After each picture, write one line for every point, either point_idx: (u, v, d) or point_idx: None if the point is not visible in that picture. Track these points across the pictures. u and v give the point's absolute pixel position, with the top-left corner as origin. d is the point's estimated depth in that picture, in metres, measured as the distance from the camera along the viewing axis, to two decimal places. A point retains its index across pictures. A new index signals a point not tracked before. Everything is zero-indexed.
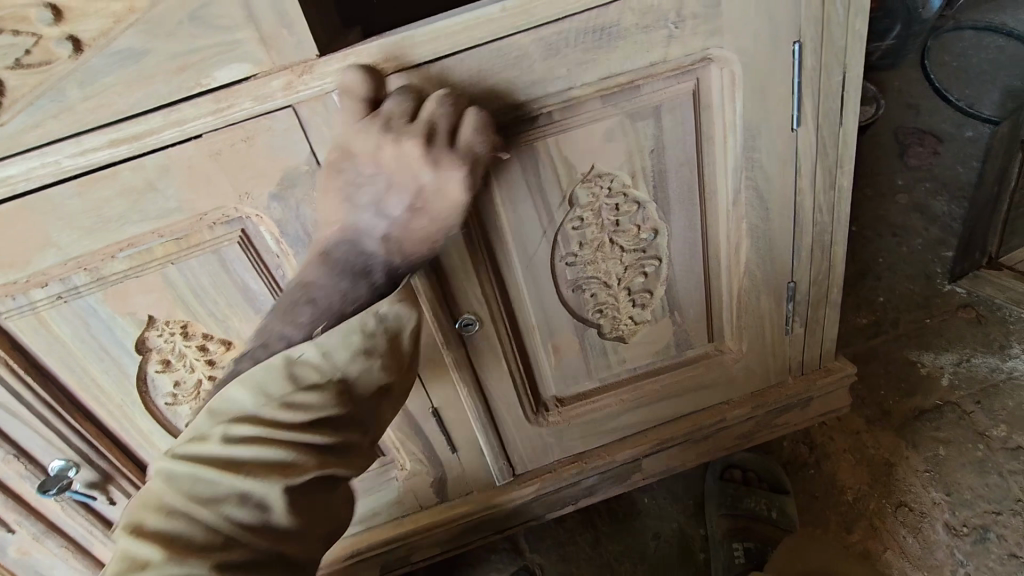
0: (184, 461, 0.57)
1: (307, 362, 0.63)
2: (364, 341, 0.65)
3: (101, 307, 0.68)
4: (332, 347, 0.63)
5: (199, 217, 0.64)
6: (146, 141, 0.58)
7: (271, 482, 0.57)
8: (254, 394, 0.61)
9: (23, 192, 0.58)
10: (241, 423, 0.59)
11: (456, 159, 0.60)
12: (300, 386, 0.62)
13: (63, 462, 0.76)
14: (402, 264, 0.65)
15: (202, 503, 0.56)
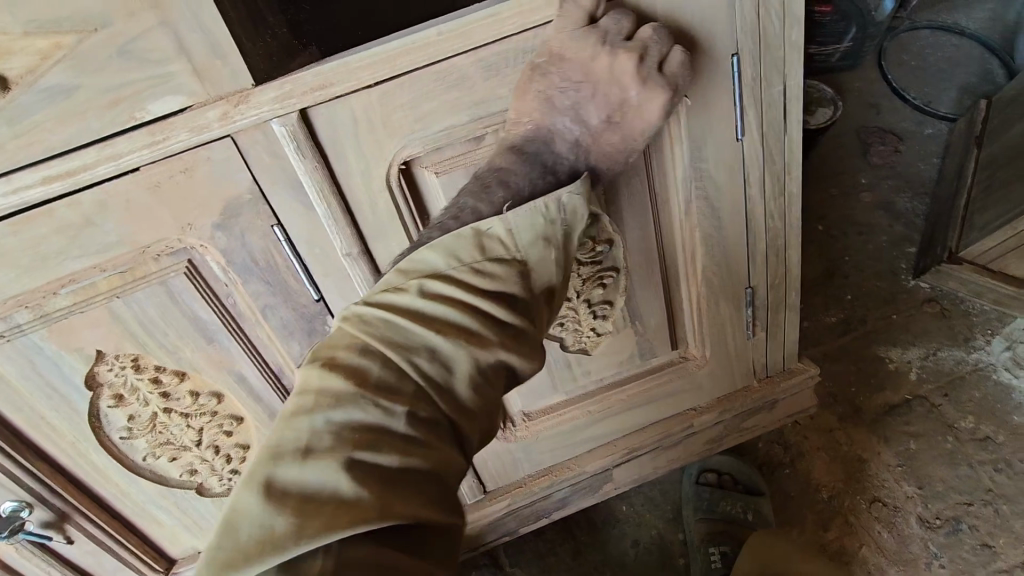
0: (379, 307, 0.53)
1: (497, 237, 0.58)
2: (545, 227, 0.59)
3: (46, 344, 0.66)
4: (519, 227, 0.58)
5: (142, 249, 0.63)
6: (81, 177, 0.57)
7: (457, 346, 0.52)
8: (447, 258, 0.56)
9: None
10: (439, 278, 0.55)
11: (661, 85, 0.63)
12: (488, 256, 0.57)
13: (15, 503, 0.74)
14: (588, 168, 0.66)
15: (394, 347, 0.51)
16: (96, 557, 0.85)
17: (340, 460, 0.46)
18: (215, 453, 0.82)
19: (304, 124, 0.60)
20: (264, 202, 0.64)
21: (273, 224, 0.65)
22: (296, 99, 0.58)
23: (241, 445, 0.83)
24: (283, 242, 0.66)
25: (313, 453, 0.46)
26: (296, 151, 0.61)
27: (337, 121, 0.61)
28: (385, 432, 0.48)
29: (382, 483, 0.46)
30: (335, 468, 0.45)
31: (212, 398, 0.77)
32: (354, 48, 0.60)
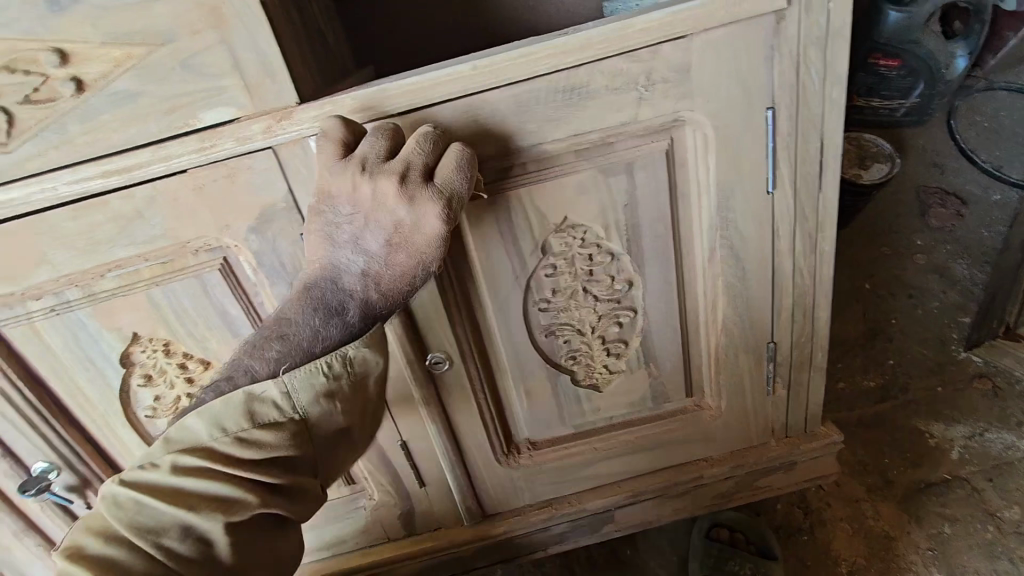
0: (132, 485, 0.57)
1: (301, 392, 0.62)
2: (327, 383, 0.63)
3: (89, 322, 0.72)
4: (297, 389, 0.61)
5: (183, 244, 0.68)
6: (134, 174, 0.63)
7: (210, 521, 0.56)
8: (211, 427, 0.60)
9: (23, 213, 0.63)
10: (192, 453, 0.58)
11: (431, 197, 0.60)
12: (258, 423, 0.60)
13: (46, 464, 0.80)
14: (379, 300, 0.64)
15: (142, 532, 0.55)
16: None
17: None
18: None
19: None
20: (297, 211, 0.68)
21: (303, 232, 0.69)
22: (335, 119, 0.62)
23: None
24: None
25: None
26: None
27: None
28: None
29: None
30: None
31: None
32: (396, 76, 0.64)
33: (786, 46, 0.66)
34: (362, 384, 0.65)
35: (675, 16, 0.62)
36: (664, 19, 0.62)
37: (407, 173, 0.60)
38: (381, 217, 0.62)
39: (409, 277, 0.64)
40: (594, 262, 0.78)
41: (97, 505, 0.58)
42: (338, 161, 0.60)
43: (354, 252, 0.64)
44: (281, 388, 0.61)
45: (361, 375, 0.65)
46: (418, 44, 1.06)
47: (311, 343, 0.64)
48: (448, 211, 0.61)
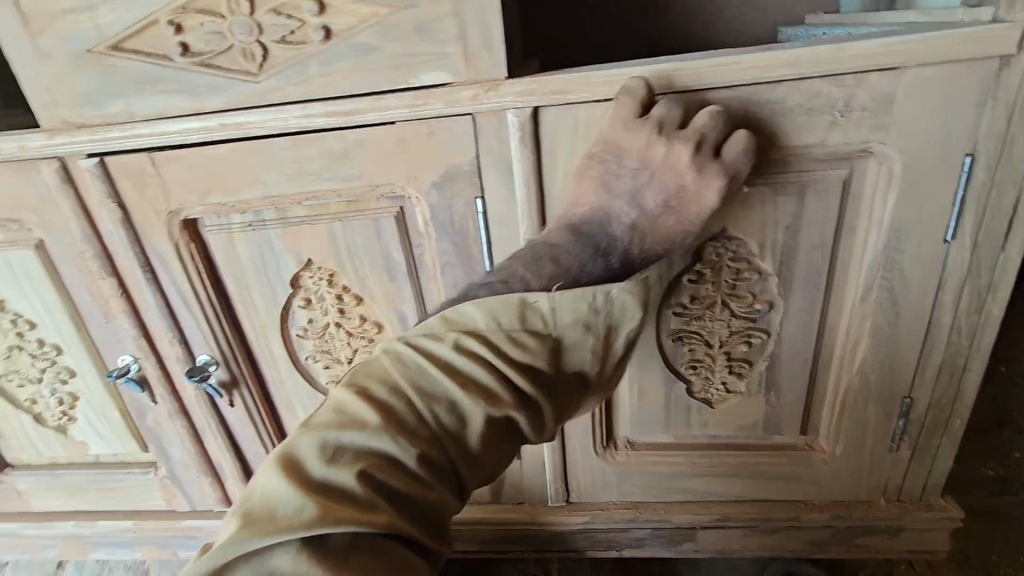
0: (415, 349, 0.55)
1: (540, 312, 0.59)
2: (590, 314, 0.60)
3: (276, 241, 0.82)
4: (564, 307, 0.59)
5: (373, 187, 0.75)
6: (352, 118, 0.70)
7: (475, 405, 0.53)
8: (490, 319, 0.58)
9: (252, 137, 0.73)
10: (474, 337, 0.56)
11: (720, 170, 0.65)
12: (527, 329, 0.58)
13: (208, 357, 0.90)
14: (639, 254, 0.67)
15: (419, 394, 0.53)
16: (245, 426, 0.98)
17: (348, 470, 0.47)
18: None
19: (535, 119, 0.69)
20: (478, 175, 0.73)
21: (478, 196, 0.74)
22: (536, 97, 0.67)
23: None
24: (479, 215, 0.75)
25: (323, 457, 0.49)
26: (521, 141, 0.70)
27: (560, 123, 0.69)
28: (390, 461, 0.49)
29: (384, 500, 0.47)
30: (347, 476, 0.47)
31: (374, 327, 0.88)
32: (598, 67, 0.68)
33: (1004, 94, 0.63)
34: (614, 329, 0.62)
35: (891, 47, 0.62)
36: (877, 48, 0.62)
37: (702, 144, 0.65)
38: (663, 173, 0.67)
39: (671, 237, 0.68)
40: (740, 277, 0.79)
41: (376, 355, 0.57)
42: (633, 119, 0.66)
43: (628, 205, 0.68)
44: (486, 313, 0.58)
45: (578, 311, 0.59)
46: (587, 45, 1.11)
47: (583, 275, 0.63)
48: (729, 185, 0.66)
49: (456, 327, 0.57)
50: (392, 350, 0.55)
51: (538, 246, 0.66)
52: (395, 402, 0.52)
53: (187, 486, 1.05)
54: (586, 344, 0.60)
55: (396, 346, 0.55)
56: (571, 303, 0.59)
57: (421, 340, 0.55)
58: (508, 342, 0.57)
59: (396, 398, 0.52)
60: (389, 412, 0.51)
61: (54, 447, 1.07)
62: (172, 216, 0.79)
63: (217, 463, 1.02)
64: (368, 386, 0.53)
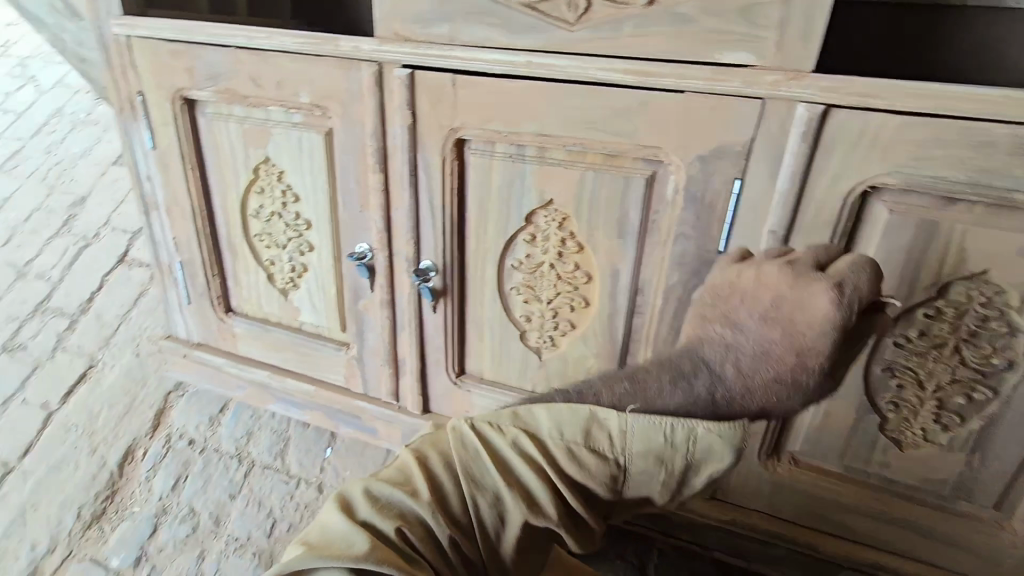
0: (475, 434, 0.53)
1: (609, 430, 0.52)
2: (665, 448, 0.51)
3: (528, 176, 0.90)
4: (634, 433, 0.51)
5: (638, 147, 0.80)
6: (646, 80, 0.75)
7: (516, 509, 0.51)
8: (553, 427, 0.53)
9: (548, 78, 0.81)
10: (532, 442, 0.53)
11: (826, 282, 0.52)
12: (592, 446, 0.52)
13: (430, 264, 1.02)
14: (740, 387, 0.53)
15: (470, 481, 0.51)
16: (436, 333, 1.09)
17: (392, 523, 0.49)
18: (552, 318, 1.00)
19: (826, 116, 0.70)
20: (746, 158, 0.76)
21: (738, 177, 0.77)
22: (837, 96, 0.69)
23: (570, 324, 0.99)
24: (732, 195, 0.78)
25: (374, 507, 0.51)
26: (803, 134, 0.72)
27: (850, 126, 0.70)
28: (430, 530, 0.50)
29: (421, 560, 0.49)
30: (391, 528, 0.49)
31: (584, 277, 0.94)
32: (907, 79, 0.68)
33: None
34: (691, 473, 0.53)
35: None
36: None
37: (799, 260, 0.57)
38: (763, 290, 0.54)
39: (782, 377, 0.52)
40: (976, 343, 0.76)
41: (445, 425, 0.56)
42: (733, 263, 0.62)
43: (727, 334, 0.54)
44: (552, 419, 0.53)
45: (649, 445, 0.51)
46: None
47: (663, 406, 0.52)
48: (843, 299, 0.52)
49: (522, 423, 0.54)
50: (456, 425, 0.54)
51: (615, 372, 0.56)
52: (444, 480, 0.52)
53: (368, 371, 1.19)
54: (656, 478, 0.53)
55: (459, 423, 0.54)
56: (642, 433, 0.51)
57: (482, 425, 0.54)
58: (567, 460, 0.52)
59: (446, 475, 0.52)
60: (435, 487, 0.52)
61: (272, 305, 1.25)
62: (450, 132, 0.90)
63: (400, 358, 1.15)
64: (425, 454, 0.53)
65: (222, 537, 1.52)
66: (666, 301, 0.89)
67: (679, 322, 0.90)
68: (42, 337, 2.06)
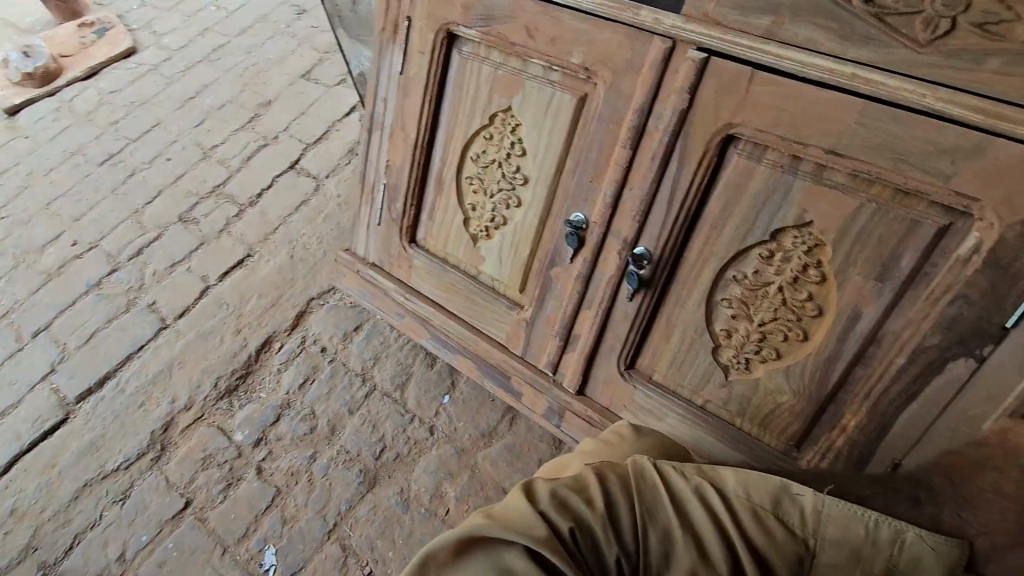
0: (660, 472, 0.66)
1: (799, 509, 0.63)
2: (861, 541, 0.60)
3: (794, 191, 0.85)
4: (827, 515, 0.62)
5: (951, 193, 0.74)
6: (999, 123, 0.69)
7: (688, 543, 0.59)
8: (740, 489, 0.65)
9: (869, 95, 0.76)
10: (716, 493, 0.64)
11: None
12: (780, 517, 0.62)
13: (645, 250, 0.99)
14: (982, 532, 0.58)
15: (646, 509, 0.62)
16: (622, 321, 1.07)
17: (565, 519, 0.58)
18: (757, 343, 0.95)
19: None
20: None
21: None
22: None
23: (778, 353, 0.94)
24: None
25: (551, 500, 0.60)
26: None
27: None
28: (598, 530, 0.59)
29: (578, 564, 0.56)
30: (562, 521, 0.58)
31: (815, 310, 0.88)
32: None
33: None
34: None
35: None
36: None
37: None
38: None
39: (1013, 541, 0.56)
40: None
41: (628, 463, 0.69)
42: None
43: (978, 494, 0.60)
44: (739, 484, 0.65)
45: (846, 532, 0.60)
46: None
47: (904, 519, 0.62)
48: None
49: (705, 479, 0.66)
50: (639, 462, 0.67)
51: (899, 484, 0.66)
52: (620, 499, 0.62)
53: (534, 337, 1.20)
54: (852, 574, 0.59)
55: (644, 462, 0.67)
56: (838, 518, 0.61)
57: (669, 468, 0.66)
58: (754, 519, 0.62)
59: (624, 496, 0.62)
60: (609, 507, 0.61)
61: (458, 247, 1.28)
62: (725, 127, 0.87)
63: (573, 334, 1.14)
64: (605, 477, 0.64)
65: (334, 446, 1.61)
66: (910, 363, 0.82)
67: (916, 387, 0.83)
68: (212, 217, 2.25)
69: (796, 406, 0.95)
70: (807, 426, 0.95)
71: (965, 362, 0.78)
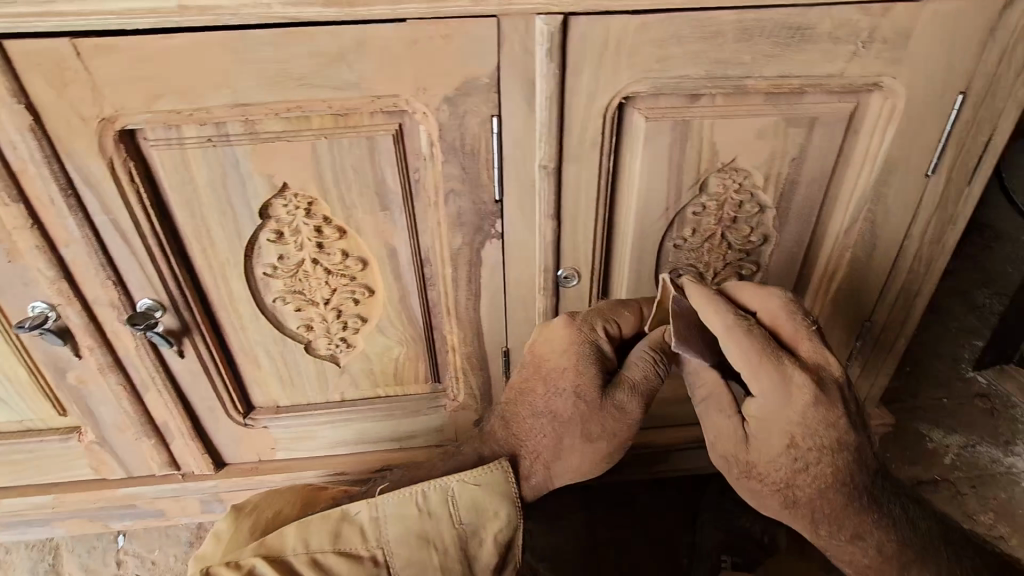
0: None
1: (360, 526, 0.63)
2: (417, 522, 0.63)
3: (243, 161, 0.69)
4: (386, 518, 0.63)
5: (372, 99, 0.64)
6: (356, 10, 0.59)
7: None
8: (299, 540, 0.61)
9: (222, 25, 0.59)
10: (273, 562, 0.58)
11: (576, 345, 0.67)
12: (340, 549, 0.61)
13: (151, 301, 0.77)
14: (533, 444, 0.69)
15: None
16: (196, 379, 0.86)
17: None
18: (337, 319, 0.84)
19: (565, 26, 0.62)
20: (496, 90, 0.65)
21: (494, 114, 0.67)
22: (572, 2, 0.60)
23: (361, 318, 0.85)
24: (494, 135, 0.68)
25: None
26: (547, 52, 0.63)
27: (591, 36, 0.63)
28: None
29: None
30: None
31: (358, 263, 0.79)
32: None
33: (1003, 34, 0.67)
34: (461, 536, 0.64)
35: None
36: None
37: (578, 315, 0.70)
38: (551, 361, 0.68)
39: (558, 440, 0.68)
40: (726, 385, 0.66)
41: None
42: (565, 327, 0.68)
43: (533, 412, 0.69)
44: (298, 535, 0.61)
45: (403, 524, 0.63)
46: None
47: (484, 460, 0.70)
48: (582, 371, 0.67)
49: (262, 551, 0.59)
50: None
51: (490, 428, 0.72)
52: None
53: (122, 449, 0.92)
54: (430, 560, 0.62)
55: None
56: (393, 517, 0.63)
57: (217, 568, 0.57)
58: (314, 569, 0.59)
59: None
60: None
61: None
62: (105, 124, 0.63)
63: (161, 421, 0.90)
64: None
65: None
66: (457, 269, 0.78)
67: (476, 285, 0.80)
68: None
69: (410, 352, 0.89)
70: (431, 362, 0.90)
71: (492, 244, 0.77)
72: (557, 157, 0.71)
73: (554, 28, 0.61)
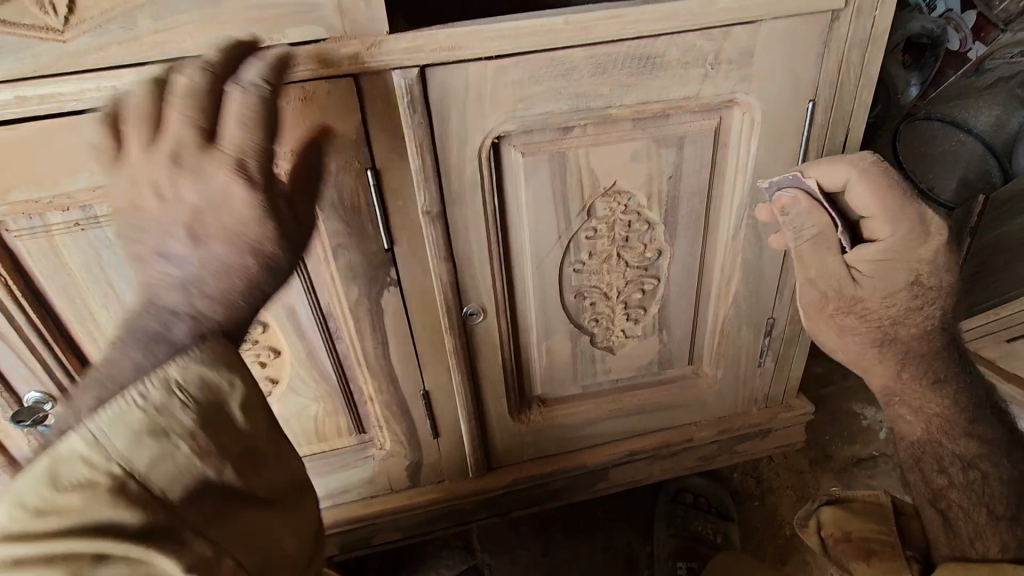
0: None
1: (76, 457, 0.44)
2: (143, 420, 0.46)
3: (114, 241, 0.67)
4: (105, 436, 0.45)
5: None
6: None
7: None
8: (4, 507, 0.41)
9: (68, 110, 0.58)
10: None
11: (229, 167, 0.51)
12: (64, 485, 0.43)
13: (39, 394, 0.74)
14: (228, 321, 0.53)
15: None
16: None
17: None
18: None
19: (422, 78, 0.63)
20: (366, 145, 0.66)
21: (368, 167, 0.67)
22: (424, 54, 0.62)
23: (271, 379, 0.83)
24: (371, 188, 0.69)
25: None
26: (409, 104, 0.64)
27: (450, 84, 0.65)
28: None
29: None
30: None
31: (257, 326, 0.78)
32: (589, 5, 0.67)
33: (837, 44, 0.72)
34: (206, 419, 0.49)
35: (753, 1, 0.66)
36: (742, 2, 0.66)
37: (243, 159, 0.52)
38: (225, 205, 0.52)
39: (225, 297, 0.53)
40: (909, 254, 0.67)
41: None
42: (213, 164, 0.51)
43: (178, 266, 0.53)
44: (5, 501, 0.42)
45: (131, 439, 0.45)
46: None
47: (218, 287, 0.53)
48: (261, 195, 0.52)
49: None
50: None
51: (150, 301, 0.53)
52: None
53: None
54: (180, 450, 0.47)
55: None
56: (118, 431, 0.45)
57: None
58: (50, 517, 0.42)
59: None
60: None
61: None
62: None
63: None
64: None
65: None
66: (359, 321, 0.78)
67: (381, 333, 0.80)
68: None
69: (328, 407, 0.87)
70: (352, 414, 0.89)
71: (390, 291, 0.77)
72: (441, 199, 0.72)
73: (410, 80, 0.63)
